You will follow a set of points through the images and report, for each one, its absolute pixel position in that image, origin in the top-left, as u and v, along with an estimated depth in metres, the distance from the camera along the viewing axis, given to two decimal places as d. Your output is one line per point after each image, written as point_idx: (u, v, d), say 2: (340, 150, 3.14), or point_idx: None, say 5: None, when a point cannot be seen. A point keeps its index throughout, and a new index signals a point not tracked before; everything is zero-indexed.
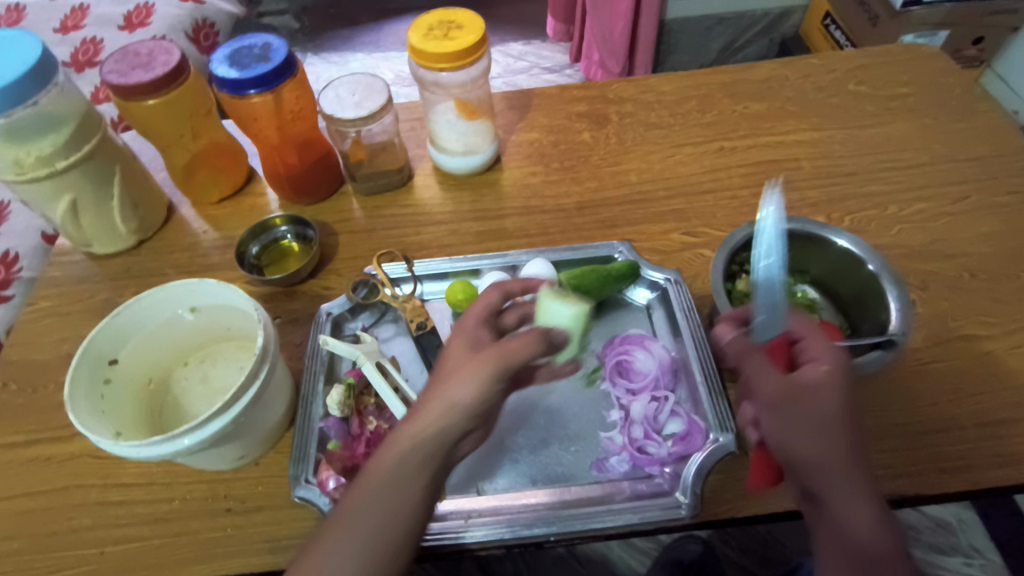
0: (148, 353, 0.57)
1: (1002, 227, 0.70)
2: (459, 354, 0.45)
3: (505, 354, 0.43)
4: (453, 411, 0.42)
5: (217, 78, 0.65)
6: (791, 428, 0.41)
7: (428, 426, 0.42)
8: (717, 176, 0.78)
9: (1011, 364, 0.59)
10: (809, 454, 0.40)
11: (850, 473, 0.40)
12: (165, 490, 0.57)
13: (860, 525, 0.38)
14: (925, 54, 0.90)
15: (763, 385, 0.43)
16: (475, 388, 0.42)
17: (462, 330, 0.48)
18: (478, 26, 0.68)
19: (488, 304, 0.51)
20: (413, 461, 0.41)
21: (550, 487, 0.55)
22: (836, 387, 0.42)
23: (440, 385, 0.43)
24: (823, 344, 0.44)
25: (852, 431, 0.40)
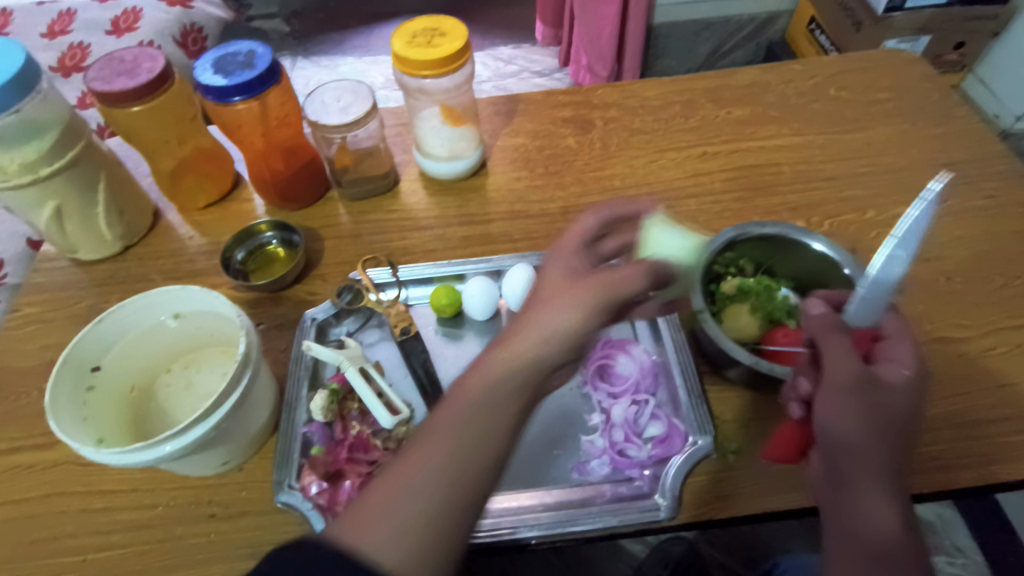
0: (132, 360, 0.57)
1: (977, 230, 0.71)
2: (563, 281, 0.44)
3: (616, 282, 0.43)
4: (553, 341, 0.41)
5: (201, 85, 0.65)
6: (854, 412, 0.40)
7: (526, 349, 0.41)
8: (700, 181, 0.79)
9: (985, 365, 0.61)
10: (864, 445, 0.40)
11: (893, 471, 0.40)
12: (148, 496, 0.58)
13: (887, 524, 0.39)
14: (905, 60, 0.91)
15: (839, 367, 0.42)
16: (579, 315, 0.42)
17: (564, 256, 0.46)
18: (461, 34, 0.68)
19: (585, 229, 0.49)
20: (506, 385, 0.40)
21: (529, 491, 0.56)
22: (907, 391, 0.42)
23: (540, 309, 0.43)
24: (908, 346, 0.44)
25: (904, 438, 0.41)
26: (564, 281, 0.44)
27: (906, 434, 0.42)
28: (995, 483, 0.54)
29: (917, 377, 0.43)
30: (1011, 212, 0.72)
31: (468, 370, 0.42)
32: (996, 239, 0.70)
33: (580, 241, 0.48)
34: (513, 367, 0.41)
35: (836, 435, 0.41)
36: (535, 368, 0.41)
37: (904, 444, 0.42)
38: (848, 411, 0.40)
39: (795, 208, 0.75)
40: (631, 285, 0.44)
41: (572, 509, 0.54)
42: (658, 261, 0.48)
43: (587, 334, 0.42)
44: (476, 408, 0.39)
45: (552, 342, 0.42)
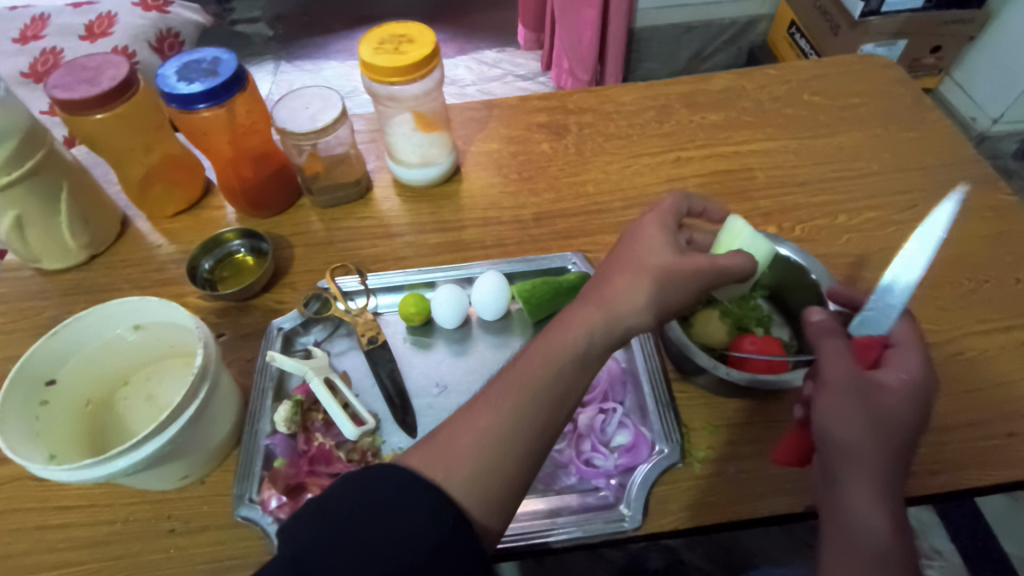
0: (89, 372, 0.56)
1: (947, 235, 0.71)
2: (625, 263, 0.49)
3: (678, 270, 0.48)
4: (644, 311, 0.47)
5: (165, 92, 0.64)
6: (845, 411, 0.42)
7: (626, 316, 0.47)
8: (673, 186, 0.79)
9: (953, 370, 0.60)
10: (855, 442, 0.41)
11: (887, 473, 0.41)
12: (106, 511, 0.56)
13: (875, 519, 0.39)
14: (878, 65, 0.92)
15: (834, 366, 0.43)
16: (641, 300, 0.47)
17: (640, 236, 0.51)
18: (429, 40, 0.68)
19: (664, 212, 0.53)
20: (598, 349, 0.46)
21: (541, 496, 0.55)
22: (909, 395, 0.42)
23: (643, 278, 0.48)
24: (914, 358, 0.44)
25: (904, 442, 0.41)
26: (665, 257, 0.49)
27: (908, 438, 0.42)
28: (961, 490, 0.53)
29: (920, 384, 0.43)
30: (980, 216, 0.72)
31: (553, 325, 0.48)
32: (964, 244, 0.70)
33: (669, 218, 0.52)
34: (610, 330, 0.47)
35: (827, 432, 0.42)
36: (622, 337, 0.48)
37: (905, 449, 0.42)
38: (840, 407, 0.42)
39: (767, 213, 0.75)
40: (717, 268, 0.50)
41: (573, 515, 0.54)
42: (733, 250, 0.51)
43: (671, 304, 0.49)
44: (566, 363, 0.45)
45: (643, 310, 0.48)
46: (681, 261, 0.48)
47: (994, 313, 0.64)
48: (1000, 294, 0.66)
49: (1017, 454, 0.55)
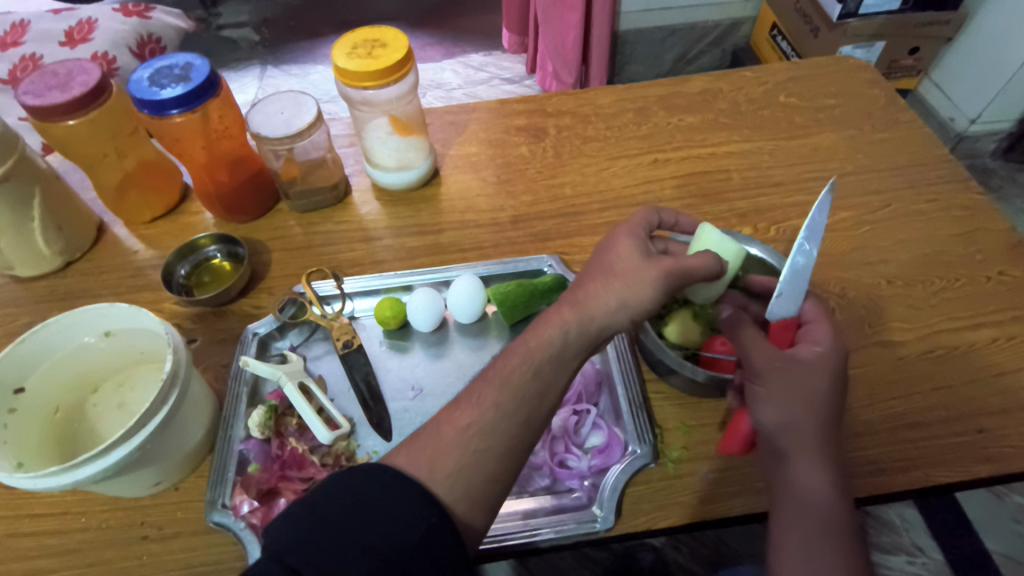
0: (59, 379, 0.56)
1: (918, 234, 0.72)
2: (599, 267, 0.50)
3: (657, 269, 0.48)
4: (619, 312, 0.47)
5: (136, 98, 0.64)
6: (774, 392, 0.45)
7: (600, 316, 0.47)
8: (650, 188, 0.80)
9: (923, 368, 0.61)
10: (789, 418, 0.44)
11: (819, 439, 0.44)
12: (79, 519, 0.56)
13: (817, 490, 0.43)
14: (852, 66, 0.92)
15: (760, 349, 0.47)
16: (616, 301, 0.47)
17: (612, 242, 0.52)
18: (403, 44, 0.68)
19: (637, 224, 0.55)
20: (575, 347, 0.46)
21: (523, 498, 0.55)
22: (827, 366, 0.46)
23: (614, 282, 0.48)
24: (824, 329, 0.48)
25: (831, 409, 0.45)
26: (631, 261, 0.49)
27: (834, 405, 0.45)
28: (931, 488, 0.53)
29: (836, 352, 0.47)
30: (951, 215, 0.73)
31: (524, 333, 0.47)
32: (936, 243, 0.71)
33: (638, 230, 0.53)
34: (585, 328, 0.47)
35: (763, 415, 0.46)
36: (601, 333, 0.47)
37: (833, 417, 0.45)
38: (770, 390, 0.45)
39: (742, 214, 0.76)
40: (694, 268, 0.50)
41: (558, 514, 0.54)
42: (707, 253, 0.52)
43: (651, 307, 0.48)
44: (544, 360, 0.45)
45: (622, 312, 0.48)
46: (650, 264, 0.49)
47: (964, 311, 0.65)
48: (970, 292, 0.66)
49: (985, 450, 0.55)
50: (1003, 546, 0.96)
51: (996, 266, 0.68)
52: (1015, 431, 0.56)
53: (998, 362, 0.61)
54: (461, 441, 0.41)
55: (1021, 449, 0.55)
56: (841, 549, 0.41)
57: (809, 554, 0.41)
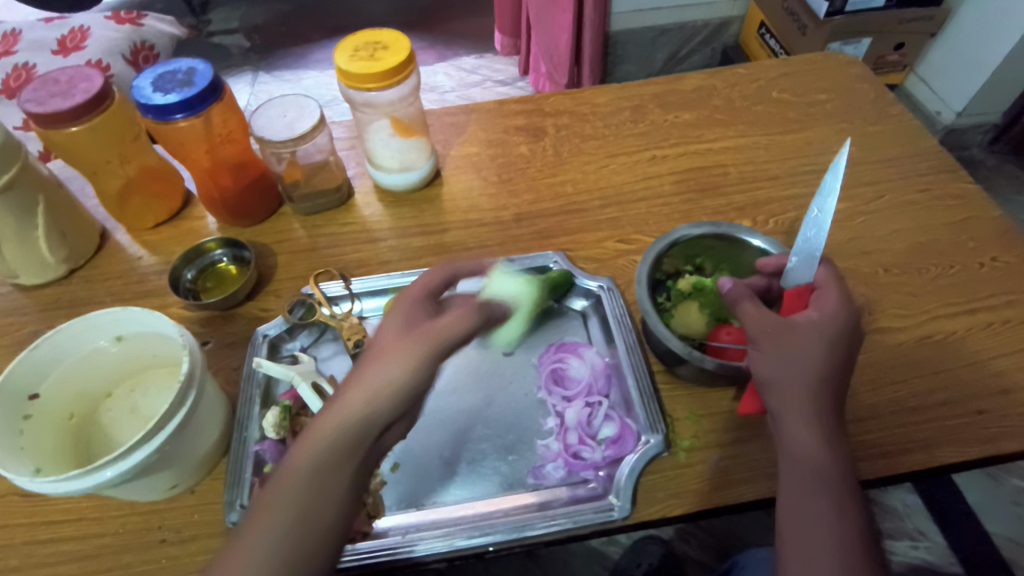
0: (71, 384, 0.56)
1: (912, 224, 0.74)
2: (381, 342, 0.46)
3: (423, 341, 0.45)
4: (381, 400, 0.43)
5: (140, 104, 0.64)
6: (770, 357, 0.47)
7: (356, 409, 0.43)
8: (650, 184, 0.81)
9: (922, 353, 0.62)
10: (782, 380, 0.46)
11: (813, 397, 0.45)
12: (95, 525, 0.56)
13: (812, 447, 0.43)
14: (841, 62, 0.95)
15: (753, 318, 0.48)
16: (372, 389, 0.43)
17: (396, 309, 0.49)
18: (404, 46, 0.69)
19: (426, 286, 0.52)
20: (334, 455, 0.41)
21: (400, 512, 0.56)
22: (823, 330, 0.46)
23: (375, 362, 0.45)
24: (833, 296, 0.49)
25: (829, 370, 0.45)
26: (394, 336, 0.46)
27: (833, 365, 0.46)
28: (934, 468, 0.55)
29: (835, 317, 0.47)
30: (943, 204, 0.75)
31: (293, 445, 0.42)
32: (930, 231, 0.73)
33: (420, 296, 0.50)
34: (347, 424, 0.42)
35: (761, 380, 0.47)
36: (366, 426, 0.43)
37: (835, 377, 0.46)
38: (763, 356, 0.47)
39: (741, 207, 0.77)
40: (455, 331, 0.47)
41: (429, 529, 0.55)
42: (485, 303, 0.51)
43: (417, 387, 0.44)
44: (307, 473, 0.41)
45: (383, 397, 0.44)
46: (404, 341, 0.45)
47: (960, 297, 0.67)
48: (964, 278, 0.68)
49: (986, 430, 0.57)
50: (1002, 528, 0.98)
51: (989, 252, 0.70)
52: (1013, 411, 0.58)
53: (993, 345, 0.62)
54: (244, 569, 0.37)
55: (1019, 428, 0.57)
56: (836, 502, 0.42)
57: (803, 509, 0.42)
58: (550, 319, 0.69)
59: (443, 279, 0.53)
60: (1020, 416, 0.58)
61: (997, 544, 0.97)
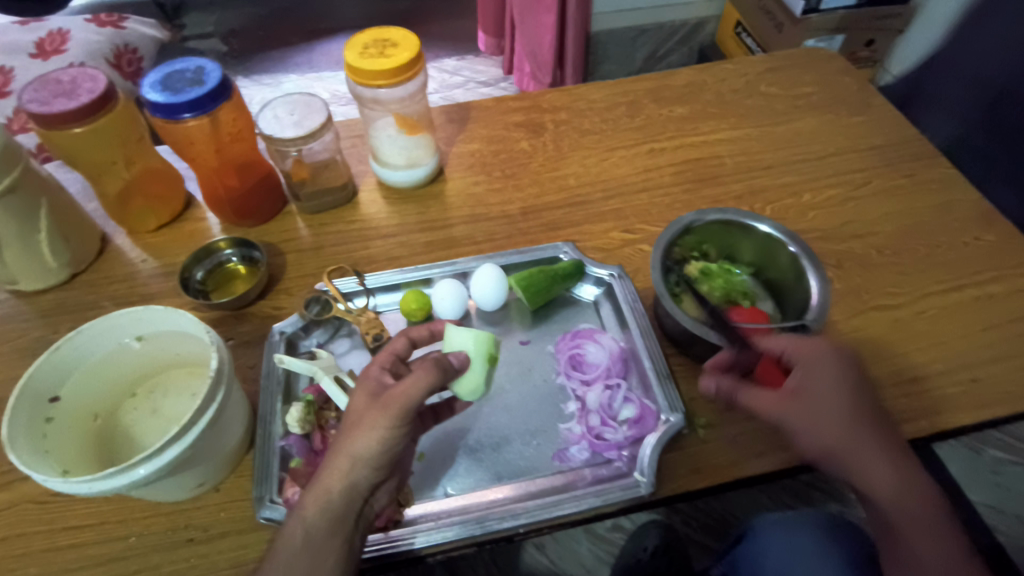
0: (91, 386, 0.56)
1: (899, 208, 0.78)
2: (357, 408, 0.50)
3: (389, 405, 0.48)
4: (354, 471, 0.47)
5: (149, 103, 0.63)
6: (817, 429, 0.50)
7: (335, 482, 0.47)
8: (650, 175, 0.83)
9: (918, 327, 0.66)
10: (845, 448, 0.50)
11: (865, 445, 0.50)
12: (119, 528, 0.55)
13: (896, 486, 0.49)
14: (823, 56, 0.99)
15: (774, 401, 0.52)
16: (345, 468, 0.47)
17: (364, 377, 0.53)
18: (413, 43, 0.70)
19: (393, 351, 0.56)
20: (322, 525, 0.46)
21: (428, 500, 0.57)
22: (836, 381, 0.51)
23: (345, 435, 0.49)
24: (807, 347, 0.53)
25: (862, 411, 0.51)
26: (363, 409, 0.50)
27: (862, 404, 0.51)
28: (938, 434, 0.58)
29: (836, 363, 0.53)
30: (926, 188, 0.80)
31: (288, 514, 0.47)
32: (916, 214, 0.77)
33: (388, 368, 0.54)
34: (325, 502, 0.46)
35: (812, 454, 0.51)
36: (347, 495, 0.47)
37: (870, 416, 0.51)
38: (805, 426, 0.51)
39: (739, 196, 0.80)
40: (416, 393, 0.49)
41: (457, 515, 0.55)
42: (443, 358, 0.53)
43: (391, 455, 0.49)
44: (295, 550, 0.45)
45: (360, 466, 0.48)
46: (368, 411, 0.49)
47: (949, 275, 0.71)
48: (951, 257, 0.72)
49: (981, 396, 0.60)
50: (985, 498, 1.04)
51: (972, 232, 0.75)
52: (1006, 377, 0.62)
53: (982, 317, 0.66)
54: None
55: (1012, 393, 0.60)
56: (934, 523, 0.49)
57: (923, 548, 0.48)
58: (563, 307, 0.70)
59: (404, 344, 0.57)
60: (1013, 382, 0.61)
61: (980, 513, 1.02)
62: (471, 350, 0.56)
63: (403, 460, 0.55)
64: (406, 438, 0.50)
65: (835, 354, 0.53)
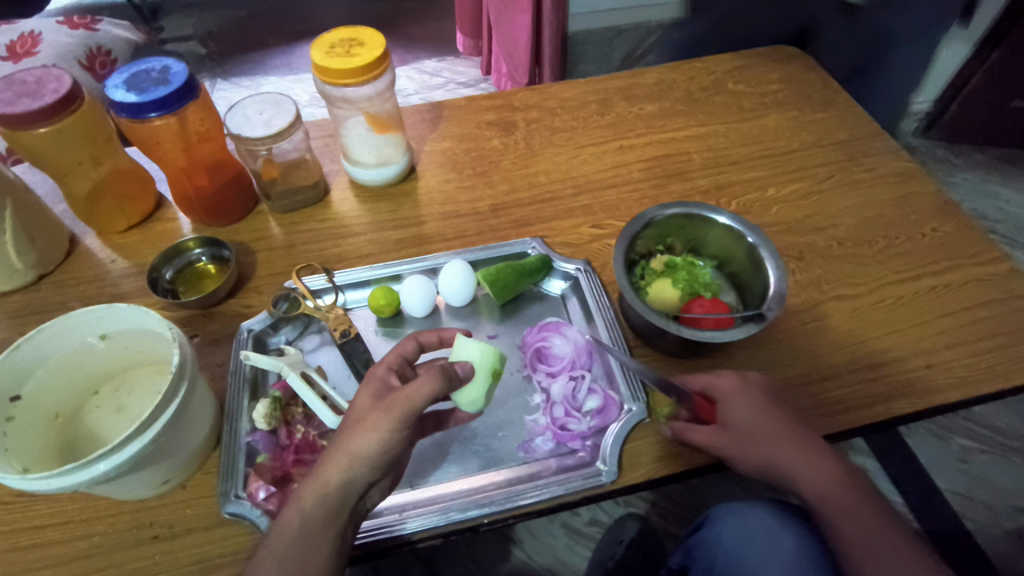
0: (55, 385, 0.56)
1: (861, 201, 0.79)
2: (363, 405, 0.50)
3: (398, 406, 0.48)
4: (353, 469, 0.48)
5: (114, 103, 0.63)
6: (746, 453, 0.54)
7: (333, 477, 0.47)
8: (619, 172, 0.85)
9: (876, 317, 0.67)
10: (775, 462, 0.54)
11: (790, 458, 0.54)
12: (83, 527, 0.55)
13: (825, 482, 0.53)
14: (790, 54, 1.01)
15: (705, 436, 0.56)
16: (343, 466, 0.48)
17: (371, 377, 0.53)
18: (380, 43, 0.70)
19: (401, 353, 0.57)
20: (318, 518, 0.46)
21: (400, 493, 0.57)
22: (753, 404, 0.55)
23: (347, 434, 0.49)
24: (720, 379, 0.57)
25: (784, 427, 0.54)
26: (366, 408, 0.50)
27: (781, 420, 0.55)
28: (894, 419, 0.60)
29: (750, 389, 0.56)
30: (887, 182, 0.82)
31: (286, 505, 0.48)
32: (876, 207, 0.79)
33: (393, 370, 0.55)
34: (323, 498, 0.47)
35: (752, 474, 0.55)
36: (343, 490, 0.48)
37: (792, 430, 0.55)
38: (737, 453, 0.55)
39: (705, 191, 0.82)
40: (420, 398, 0.49)
41: (423, 507, 0.56)
42: (451, 366, 0.53)
43: (391, 456, 0.49)
44: (291, 542, 0.46)
45: (360, 464, 0.48)
46: (369, 411, 0.50)
47: (906, 265, 0.72)
48: (910, 248, 0.74)
49: (935, 382, 0.62)
50: (953, 485, 1.06)
51: (930, 223, 0.76)
52: (960, 363, 0.63)
53: (938, 306, 0.68)
54: None
55: (965, 379, 0.62)
56: (864, 507, 0.53)
57: (858, 533, 0.51)
58: (531, 302, 0.71)
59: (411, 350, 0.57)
60: (967, 367, 0.63)
61: (949, 500, 1.04)
62: (479, 362, 0.56)
63: (401, 460, 0.55)
64: (406, 440, 0.50)
65: (743, 381, 0.57)
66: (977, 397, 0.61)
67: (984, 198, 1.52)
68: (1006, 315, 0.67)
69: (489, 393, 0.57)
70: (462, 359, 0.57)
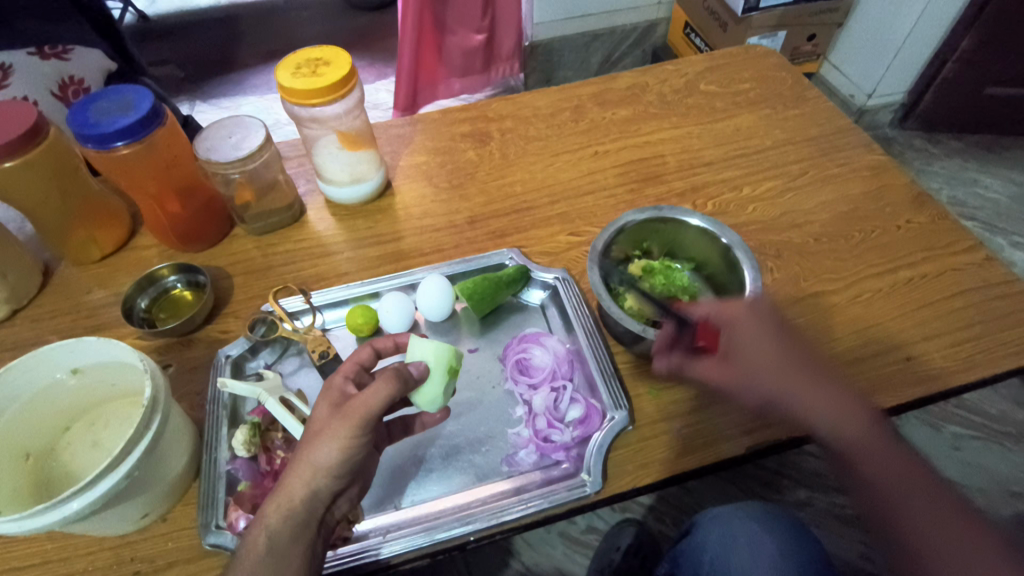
0: (26, 423, 0.55)
1: (836, 196, 0.80)
2: (323, 415, 0.49)
3: (355, 412, 0.48)
4: (316, 479, 0.47)
5: (78, 133, 0.62)
6: (752, 383, 0.54)
7: (297, 491, 0.46)
8: (594, 178, 0.85)
9: (854, 311, 0.68)
10: (781, 394, 0.52)
11: (795, 389, 0.52)
12: (62, 565, 0.54)
13: (840, 417, 0.51)
14: (759, 53, 1.01)
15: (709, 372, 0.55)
16: (307, 477, 0.47)
17: (329, 387, 0.52)
18: (346, 61, 0.70)
19: (358, 360, 0.55)
20: (286, 534, 0.46)
21: (377, 513, 0.56)
22: (765, 339, 0.54)
23: (306, 445, 0.48)
24: (730, 309, 0.56)
25: (791, 358, 0.53)
26: (324, 418, 0.49)
27: (792, 354, 0.54)
28: None
29: (761, 321, 0.55)
30: (860, 176, 0.82)
31: (251, 523, 0.47)
32: (850, 201, 0.79)
33: (352, 378, 0.53)
34: (289, 513, 0.46)
35: (761, 406, 0.54)
36: (309, 502, 0.47)
37: (806, 365, 0.53)
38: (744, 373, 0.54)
39: (681, 192, 0.82)
40: (377, 403, 0.48)
41: (407, 528, 0.55)
42: (403, 369, 0.52)
43: (354, 464, 0.48)
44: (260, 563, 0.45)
45: (323, 475, 0.47)
46: (327, 419, 0.49)
47: (881, 259, 0.73)
48: (885, 241, 0.74)
49: (914, 373, 0.62)
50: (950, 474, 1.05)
51: (904, 215, 0.77)
52: (939, 354, 0.63)
53: (916, 297, 0.68)
54: None
55: (943, 369, 0.62)
56: (892, 452, 0.50)
57: (882, 480, 0.49)
58: (510, 313, 0.71)
59: (369, 357, 0.56)
60: (945, 357, 0.63)
61: None
62: (434, 362, 0.56)
63: (368, 469, 0.55)
64: (368, 445, 0.50)
65: (752, 308, 0.56)
66: (955, 388, 0.61)
67: (963, 184, 1.53)
68: (982, 304, 0.67)
69: (451, 392, 0.57)
70: (417, 358, 0.57)
